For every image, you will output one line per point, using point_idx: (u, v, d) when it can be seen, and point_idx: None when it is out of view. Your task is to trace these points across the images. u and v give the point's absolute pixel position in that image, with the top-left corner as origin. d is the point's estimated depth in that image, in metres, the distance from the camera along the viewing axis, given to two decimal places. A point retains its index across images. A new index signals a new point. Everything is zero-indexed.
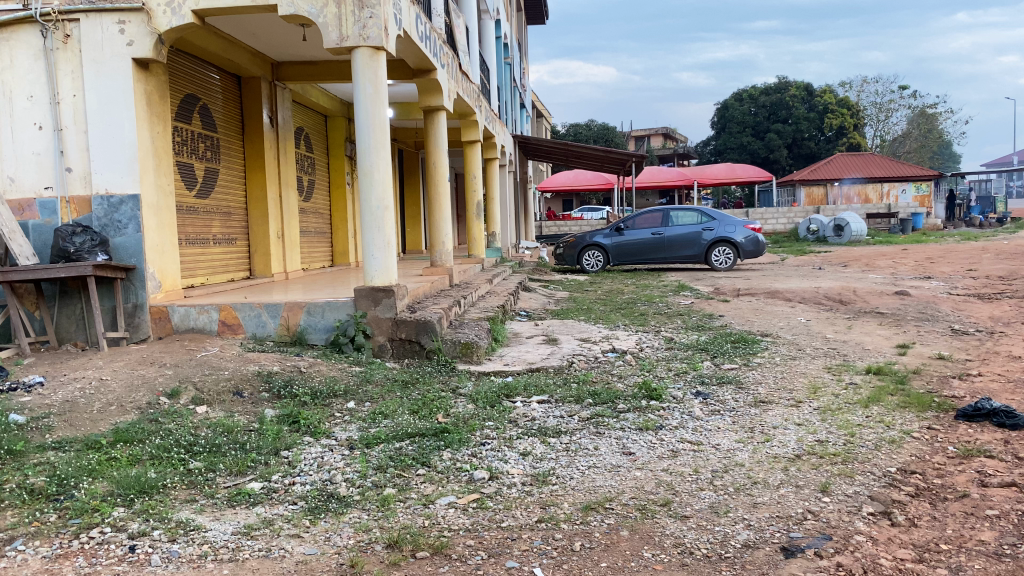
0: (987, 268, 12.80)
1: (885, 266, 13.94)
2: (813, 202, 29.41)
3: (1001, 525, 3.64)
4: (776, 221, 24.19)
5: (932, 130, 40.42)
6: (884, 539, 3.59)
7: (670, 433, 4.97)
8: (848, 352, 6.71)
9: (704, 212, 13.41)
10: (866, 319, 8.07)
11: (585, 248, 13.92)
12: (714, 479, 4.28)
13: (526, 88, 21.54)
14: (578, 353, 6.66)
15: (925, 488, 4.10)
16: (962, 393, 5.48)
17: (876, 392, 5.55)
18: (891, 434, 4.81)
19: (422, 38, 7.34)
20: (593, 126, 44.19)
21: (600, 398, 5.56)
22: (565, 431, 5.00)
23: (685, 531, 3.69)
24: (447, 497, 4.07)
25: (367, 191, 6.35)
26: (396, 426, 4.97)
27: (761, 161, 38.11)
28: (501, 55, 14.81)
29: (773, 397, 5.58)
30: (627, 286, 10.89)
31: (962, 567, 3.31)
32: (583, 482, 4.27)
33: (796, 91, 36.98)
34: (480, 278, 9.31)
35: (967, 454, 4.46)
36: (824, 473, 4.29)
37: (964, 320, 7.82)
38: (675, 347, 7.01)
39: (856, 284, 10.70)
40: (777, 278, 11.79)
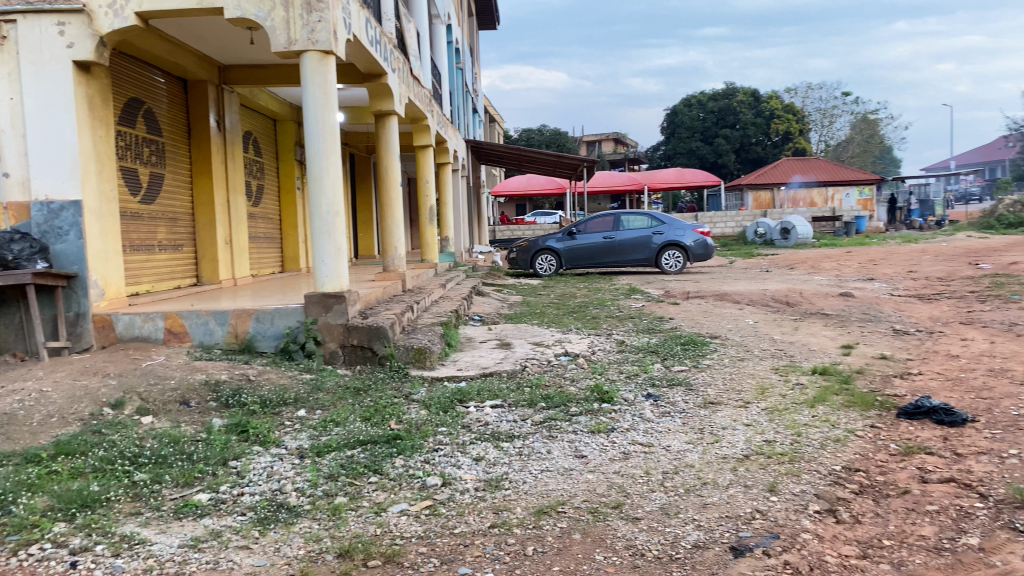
0: (927, 270, 13.18)
1: (830, 268, 14.28)
2: (761, 205, 29.96)
3: (941, 520, 3.75)
4: (725, 225, 24.59)
5: (874, 135, 41.55)
6: (829, 536, 3.67)
7: (621, 436, 5.01)
8: (795, 353, 6.86)
9: (654, 216, 13.59)
10: (813, 320, 8.24)
11: (538, 252, 13.88)
12: (665, 480, 4.33)
13: (479, 92, 21.56)
14: (532, 357, 6.68)
15: (868, 485, 4.20)
16: (904, 392, 5.64)
17: (822, 392, 5.67)
18: (837, 433, 4.92)
19: (372, 42, 7.30)
20: (545, 130, 44.41)
21: (552, 401, 5.58)
22: (518, 435, 5.00)
23: (637, 533, 3.73)
24: (399, 504, 4.04)
25: (317, 195, 6.27)
26: (348, 434, 4.92)
27: (710, 165, 38.69)
28: (453, 59, 14.79)
29: (722, 398, 5.66)
30: (580, 290, 10.96)
31: (904, 562, 3.40)
32: (536, 486, 4.28)
33: (743, 97, 37.70)
34: (433, 283, 9.27)
35: (908, 451, 4.58)
36: (772, 472, 4.36)
37: (905, 320, 8.05)
38: (627, 349, 7.08)
39: (803, 285, 10.93)
40: (726, 281, 11.97)
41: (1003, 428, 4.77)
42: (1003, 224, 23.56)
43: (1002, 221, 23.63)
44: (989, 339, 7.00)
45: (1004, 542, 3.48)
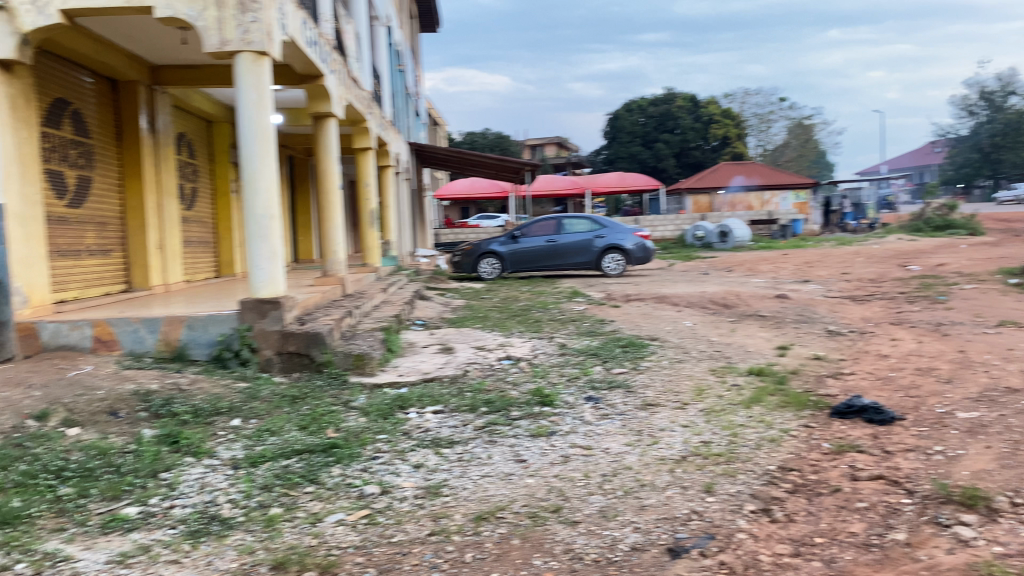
0: (858, 271, 13.58)
1: (766, 270, 14.60)
2: (700, 209, 30.52)
3: (870, 517, 3.84)
4: (666, 228, 24.81)
5: (809, 140, 42.68)
6: (764, 536, 3.72)
7: (561, 439, 5.02)
8: (731, 354, 6.97)
9: (596, 220, 13.72)
10: (748, 321, 8.39)
11: (482, 256, 13.83)
12: (604, 483, 4.34)
13: (421, 95, 21.46)
14: (474, 361, 6.64)
15: (802, 484, 4.28)
16: (837, 391, 5.76)
17: (757, 393, 5.78)
18: (771, 433, 5.00)
19: (309, 44, 7.19)
20: (489, 134, 44.42)
21: (494, 406, 5.55)
22: (459, 441, 4.97)
23: (575, 536, 3.73)
24: (336, 514, 3.97)
25: (252, 199, 6.15)
26: (284, 443, 4.82)
27: (650, 170, 39.14)
28: (394, 62, 14.67)
29: (661, 400, 5.71)
30: (523, 293, 10.98)
31: (835, 558, 3.47)
32: (475, 493, 4.24)
33: (683, 102, 38.34)
34: (374, 287, 9.16)
35: (840, 449, 4.68)
36: (708, 473, 4.41)
37: (837, 321, 8.26)
38: (568, 352, 7.09)
39: (740, 287, 11.13)
40: (666, 283, 12.14)
41: (929, 425, 4.92)
42: (930, 227, 24.42)
43: (930, 224, 24.48)
44: (916, 338, 7.22)
45: (930, 537, 3.58)
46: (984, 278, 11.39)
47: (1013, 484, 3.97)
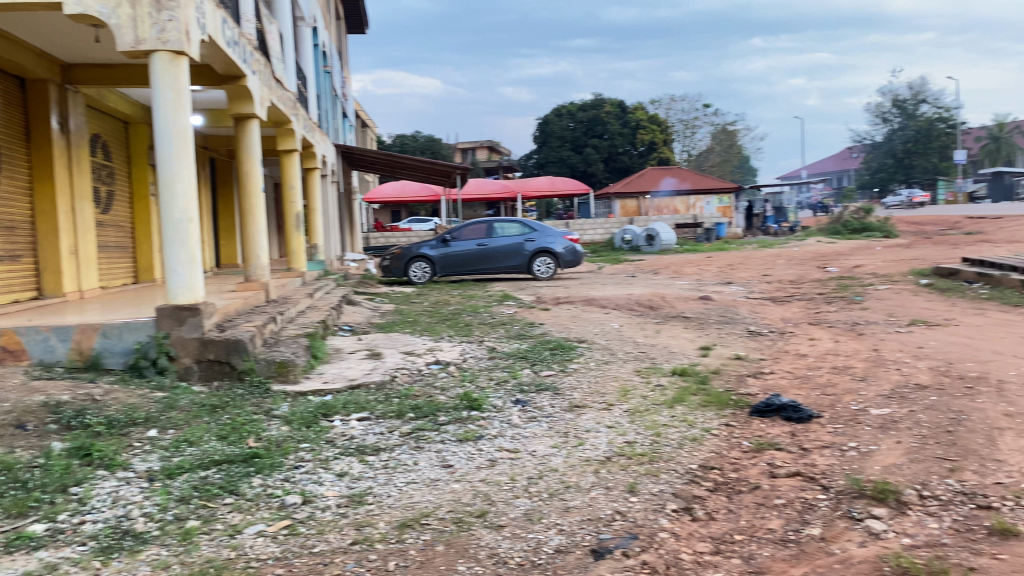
0: (779, 273, 13.99)
1: (691, 272, 14.92)
2: (627, 213, 31.21)
3: (787, 513, 3.93)
4: (595, 232, 25.06)
5: (733, 146, 43.80)
6: (686, 535, 3.77)
7: (488, 443, 5.00)
8: (656, 355, 7.07)
9: (526, 224, 13.80)
10: (673, 323, 8.54)
11: (412, 260, 13.64)
12: (529, 486, 4.34)
13: (348, 98, 21.18)
14: (401, 366, 6.57)
15: (722, 483, 4.35)
16: (756, 391, 5.90)
17: (680, 393, 5.87)
18: (693, 433, 5.08)
19: (229, 43, 7.01)
20: (419, 137, 44.20)
21: (421, 412, 5.49)
22: (384, 448, 4.90)
23: (500, 541, 3.71)
24: (256, 525, 3.87)
25: (168, 202, 5.96)
26: (202, 454, 4.68)
27: (580, 174, 39.52)
28: (319, 63, 14.43)
29: (587, 401, 5.75)
30: (453, 297, 10.93)
31: (753, 555, 3.54)
32: (400, 500, 4.19)
33: (611, 108, 38.86)
34: (300, 292, 8.99)
35: (760, 447, 4.79)
36: (632, 473, 4.45)
37: (758, 322, 8.46)
38: (497, 356, 7.09)
39: (666, 289, 11.33)
40: (595, 286, 12.28)
41: (844, 422, 5.07)
42: (848, 229, 25.31)
43: (847, 227, 25.36)
44: (833, 338, 7.44)
45: (843, 531, 3.69)
46: (896, 279, 11.83)
47: (920, 478, 4.12)
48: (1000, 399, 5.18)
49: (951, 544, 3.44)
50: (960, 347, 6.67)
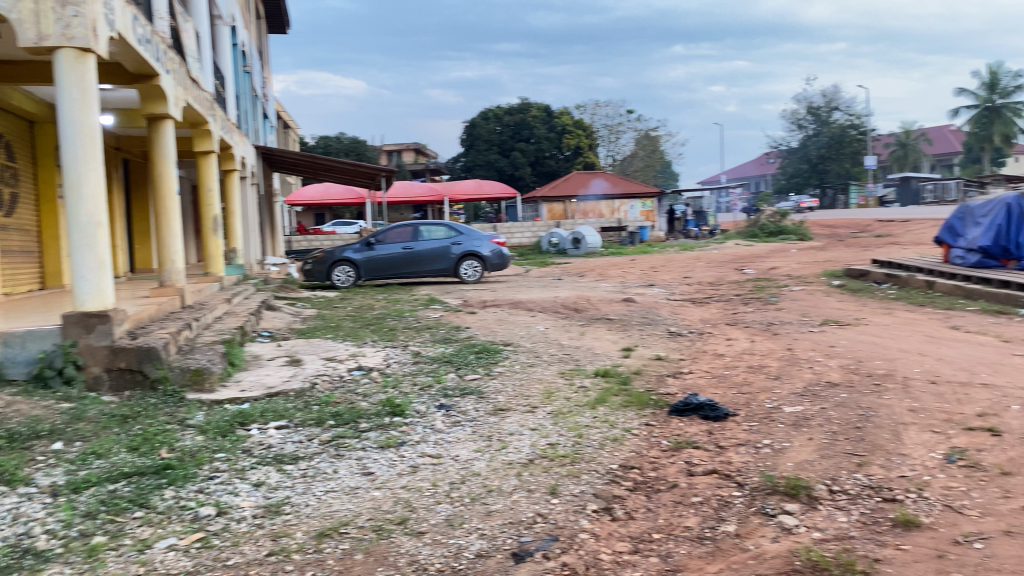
0: (700, 275, 14.31)
1: (616, 275, 15.13)
2: (555, 216, 31.37)
3: (704, 511, 4.00)
4: (522, 235, 25.17)
5: (656, 151, 44.64)
6: (605, 535, 3.80)
7: (410, 449, 4.94)
8: (580, 357, 7.13)
9: (452, 227, 13.81)
10: (597, 325, 8.63)
11: (335, 263, 13.39)
12: (451, 491, 4.30)
13: (268, 98, 20.74)
14: (322, 372, 6.45)
15: (642, 482, 4.41)
16: (676, 390, 6.00)
17: (603, 394, 5.92)
18: (614, 433, 5.14)
19: (140, 41, 6.78)
20: (344, 140, 43.65)
21: (341, 419, 5.40)
22: (303, 457, 4.80)
23: (420, 547, 3.67)
24: (167, 539, 3.73)
25: (75, 205, 5.73)
26: (111, 467, 4.49)
27: (507, 178, 39.63)
28: (238, 63, 14.10)
29: (511, 404, 5.75)
30: (378, 301, 10.81)
31: (671, 553, 3.59)
32: (318, 509, 4.11)
33: (538, 112, 39.09)
34: (218, 298, 8.74)
35: (678, 446, 4.87)
36: (553, 475, 4.47)
37: (679, 323, 8.62)
38: (422, 360, 7.03)
39: (590, 292, 11.44)
40: (521, 289, 12.32)
41: (759, 420, 5.20)
42: (765, 232, 26.05)
43: (764, 230, 26.09)
44: (749, 338, 7.64)
45: (757, 527, 3.78)
46: (810, 280, 12.23)
47: (831, 473, 4.25)
48: (905, 395, 5.39)
49: (858, 537, 3.56)
50: (870, 345, 6.92)
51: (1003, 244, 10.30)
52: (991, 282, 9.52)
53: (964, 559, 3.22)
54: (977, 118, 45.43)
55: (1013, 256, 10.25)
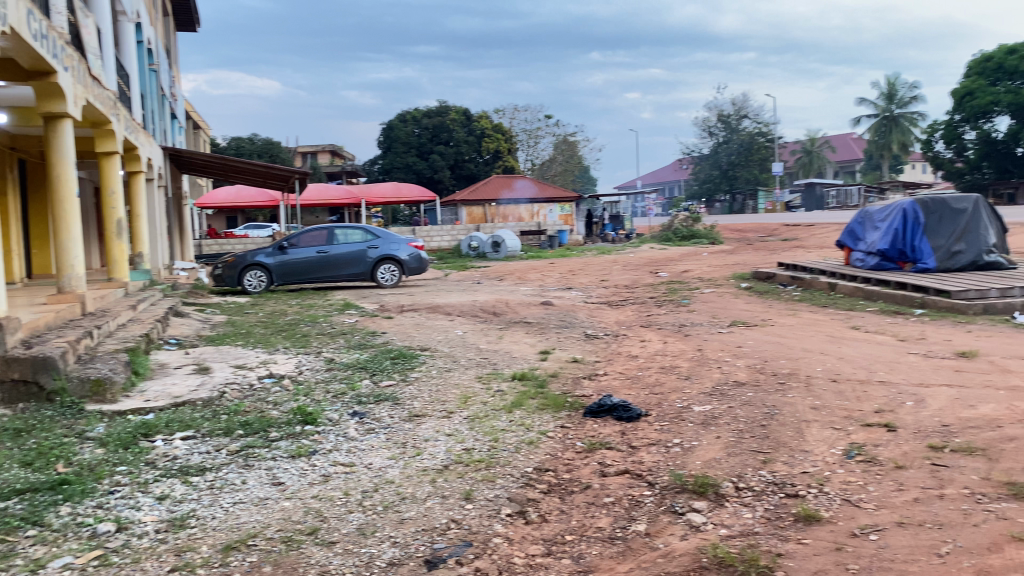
0: (616, 278, 14.53)
1: (535, 278, 15.21)
2: (474, 220, 30.96)
3: (615, 511, 4.06)
4: (441, 239, 25.09)
5: (574, 156, 45.18)
6: (518, 538, 3.81)
7: (322, 458, 4.85)
8: (497, 360, 7.15)
9: (368, 230, 13.66)
10: (516, 328, 8.66)
11: (246, 268, 13.05)
12: (363, 500, 4.23)
13: (177, 97, 20.09)
14: (232, 380, 6.27)
15: (556, 484, 4.44)
16: (591, 392, 6.08)
17: (519, 397, 5.94)
18: (530, 436, 5.16)
19: (36, 37, 6.45)
20: (257, 141, 42.68)
21: (251, 428, 5.27)
22: (210, 467, 4.65)
23: (331, 557, 3.59)
24: (62, 558, 3.55)
25: None
26: (1, 483, 4.25)
27: (426, 180, 39.39)
28: (144, 60, 13.60)
29: (427, 410, 5.72)
30: (291, 307, 10.60)
31: (582, 554, 3.63)
32: (225, 521, 3.98)
33: (456, 115, 38.98)
34: (121, 304, 8.41)
35: (591, 448, 4.93)
36: (468, 480, 4.44)
37: (595, 326, 8.74)
38: (335, 367, 6.91)
39: (509, 296, 11.47)
40: (439, 293, 12.26)
41: (670, 419, 5.32)
42: (679, 236, 26.58)
43: (677, 234, 26.57)
44: (662, 339, 7.80)
45: (666, 525, 3.85)
46: (721, 282, 12.59)
47: (737, 470, 4.38)
48: (808, 393, 5.59)
49: (763, 532, 3.67)
50: (775, 345, 7.16)
51: (899, 248, 10.74)
52: (889, 283, 9.97)
53: (861, 551, 3.36)
54: (877, 127, 47.48)
55: (909, 260, 10.70)
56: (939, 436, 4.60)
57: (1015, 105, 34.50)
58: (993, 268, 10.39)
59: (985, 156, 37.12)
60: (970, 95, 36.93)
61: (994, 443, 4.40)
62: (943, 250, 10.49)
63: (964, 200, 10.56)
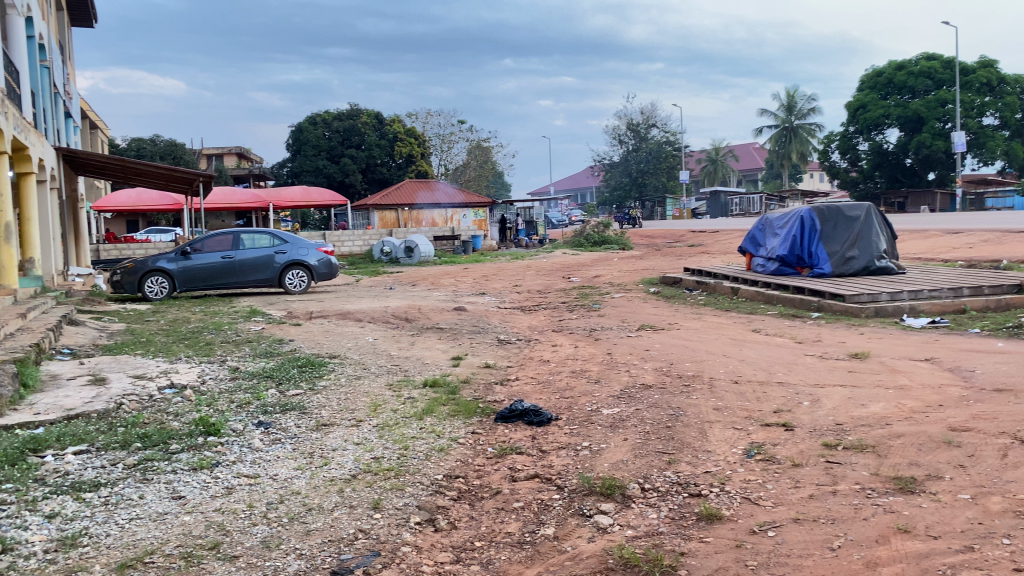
0: (528, 283, 14.65)
1: (448, 284, 15.20)
2: (386, 225, 30.62)
3: (525, 515, 4.09)
4: (353, 243, 24.73)
5: (487, 161, 45.51)
6: (428, 546, 3.78)
7: (226, 470, 4.71)
8: (409, 367, 7.10)
9: (276, 235, 13.38)
10: (428, 334, 8.62)
11: (146, 274, 12.54)
12: (268, 512, 4.13)
13: (72, 95, 19.18)
14: (129, 392, 6.02)
15: (466, 490, 4.45)
16: (502, 397, 6.11)
17: (430, 404, 5.91)
18: (440, 443, 5.14)
19: None
20: (160, 142, 41.22)
21: (150, 441, 5.07)
22: (106, 483, 4.45)
23: (232, 573, 3.47)
24: None
25: None
26: None
27: (337, 184, 38.74)
28: (35, 57, 12.92)
29: (335, 419, 5.63)
30: (194, 314, 10.25)
31: (491, 560, 3.64)
32: (121, 538, 3.80)
33: (367, 118, 38.50)
34: (9, 314, 7.95)
35: (502, 453, 4.95)
36: (377, 489, 4.39)
37: (508, 330, 8.79)
38: (240, 376, 6.73)
39: (421, 301, 11.41)
40: (351, 299, 12.10)
41: (579, 423, 5.39)
42: (590, 242, 26.99)
43: (589, 240, 27.01)
44: (573, 344, 7.90)
45: (574, 528, 3.90)
46: (630, 287, 12.86)
47: (643, 471, 4.47)
48: (711, 394, 5.76)
49: (667, 532, 3.75)
50: (680, 348, 7.36)
51: (797, 253, 11.21)
52: (788, 287, 10.37)
53: (759, 547, 3.48)
54: (777, 137, 49.35)
55: (807, 265, 11.15)
56: (833, 434, 4.80)
57: (904, 118, 36.53)
58: (884, 274, 10.89)
59: (877, 166, 39.14)
60: (863, 109, 38.63)
61: (883, 441, 4.63)
62: (838, 256, 10.97)
63: (857, 207, 11.06)
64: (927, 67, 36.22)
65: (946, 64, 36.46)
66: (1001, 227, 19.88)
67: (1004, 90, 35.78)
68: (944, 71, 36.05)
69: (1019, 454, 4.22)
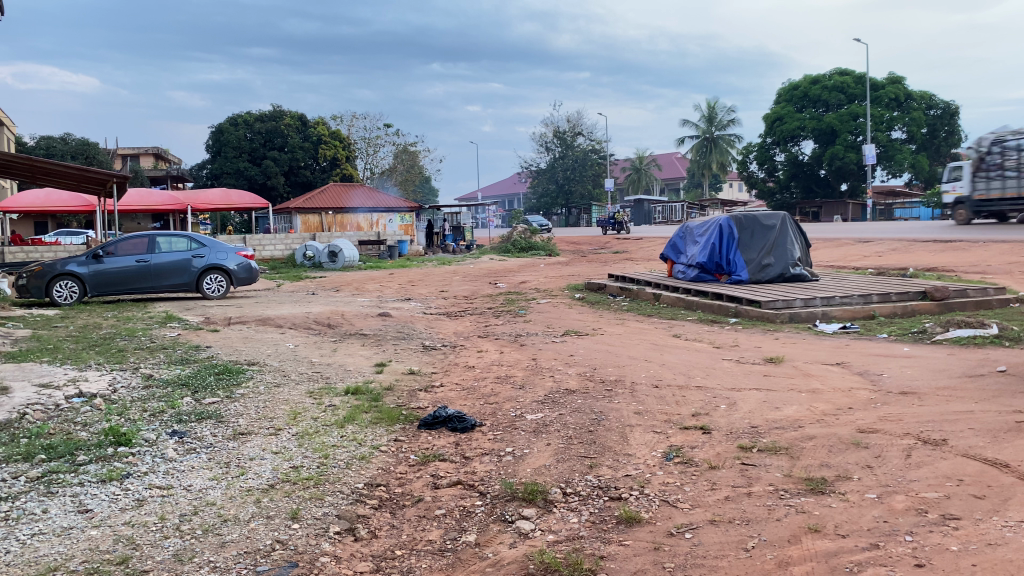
0: (454, 288, 14.64)
1: (371, 288, 15.08)
2: (309, 228, 30.09)
3: (446, 522, 4.07)
4: (274, 247, 24.18)
5: (414, 166, 45.37)
6: (347, 556, 3.72)
7: (136, 481, 4.55)
8: (331, 374, 7.00)
9: (193, 239, 13.05)
10: (351, 340, 8.53)
11: (55, 278, 12.00)
12: (181, 524, 4.00)
13: None
14: (33, 401, 5.76)
15: (387, 499, 4.39)
16: (426, 404, 6.08)
17: (352, 412, 5.83)
18: (362, 451, 5.07)
19: None
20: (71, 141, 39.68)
21: (55, 452, 4.86)
22: (7, 497, 4.24)
23: None
24: None
25: None
26: None
27: (259, 187, 37.95)
28: None
29: (252, 427, 5.49)
30: (105, 320, 9.88)
31: (412, 568, 3.61)
32: (22, 555, 3.62)
33: (290, 120, 37.85)
34: None
35: (425, 460, 4.92)
36: (295, 499, 4.30)
37: (433, 336, 8.75)
38: (154, 384, 6.51)
39: (345, 307, 11.26)
40: (271, 305, 11.85)
41: (503, 429, 5.40)
42: (517, 247, 27.08)
43: (517, 245, 27.13)
44: (498, 350, 7.93)
45: (496, 534, 3.90)
46: (555, 292, 12.97)
47: (565, 476, 4.51)
48: (632, 398, 5.86)
49: (587, 536, 3.79)
50: (603, 353, 7.45)
51: (716, 260, 11.52)
52: (707, 294, 10.62)
53: (677, 549, 3.54)
54: (699, 148, 50.65)
55: (725, 272, 11.46)
56: (747, 437, 4.94)
57: (818, 130, 37.88)
58: (799, 281, 11.21)
59: (793, 176, 40.50)
60: (781, 120, 39.99)
61: (796, 442, 4.79)
62: (755, 263, 11.28)
63: (773, 216, 11.43)
64: (841, 82, 37.74)
65: (858, 79, 38.04)
66: (909, 236, 20.76)
67: (911, 106, 37.50)
68: (856, 85, 37.64)
69: (921, 453, 4.42)
